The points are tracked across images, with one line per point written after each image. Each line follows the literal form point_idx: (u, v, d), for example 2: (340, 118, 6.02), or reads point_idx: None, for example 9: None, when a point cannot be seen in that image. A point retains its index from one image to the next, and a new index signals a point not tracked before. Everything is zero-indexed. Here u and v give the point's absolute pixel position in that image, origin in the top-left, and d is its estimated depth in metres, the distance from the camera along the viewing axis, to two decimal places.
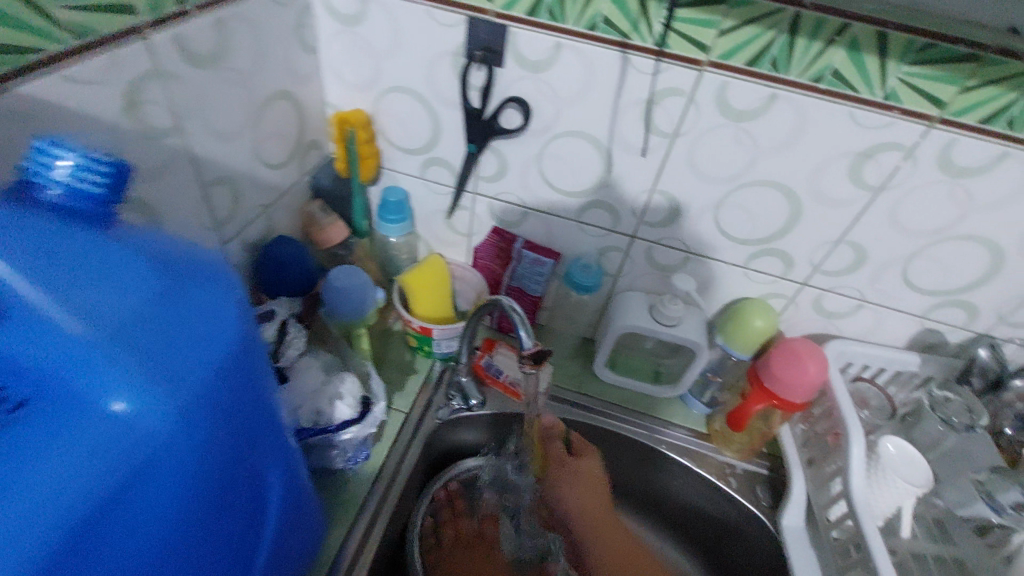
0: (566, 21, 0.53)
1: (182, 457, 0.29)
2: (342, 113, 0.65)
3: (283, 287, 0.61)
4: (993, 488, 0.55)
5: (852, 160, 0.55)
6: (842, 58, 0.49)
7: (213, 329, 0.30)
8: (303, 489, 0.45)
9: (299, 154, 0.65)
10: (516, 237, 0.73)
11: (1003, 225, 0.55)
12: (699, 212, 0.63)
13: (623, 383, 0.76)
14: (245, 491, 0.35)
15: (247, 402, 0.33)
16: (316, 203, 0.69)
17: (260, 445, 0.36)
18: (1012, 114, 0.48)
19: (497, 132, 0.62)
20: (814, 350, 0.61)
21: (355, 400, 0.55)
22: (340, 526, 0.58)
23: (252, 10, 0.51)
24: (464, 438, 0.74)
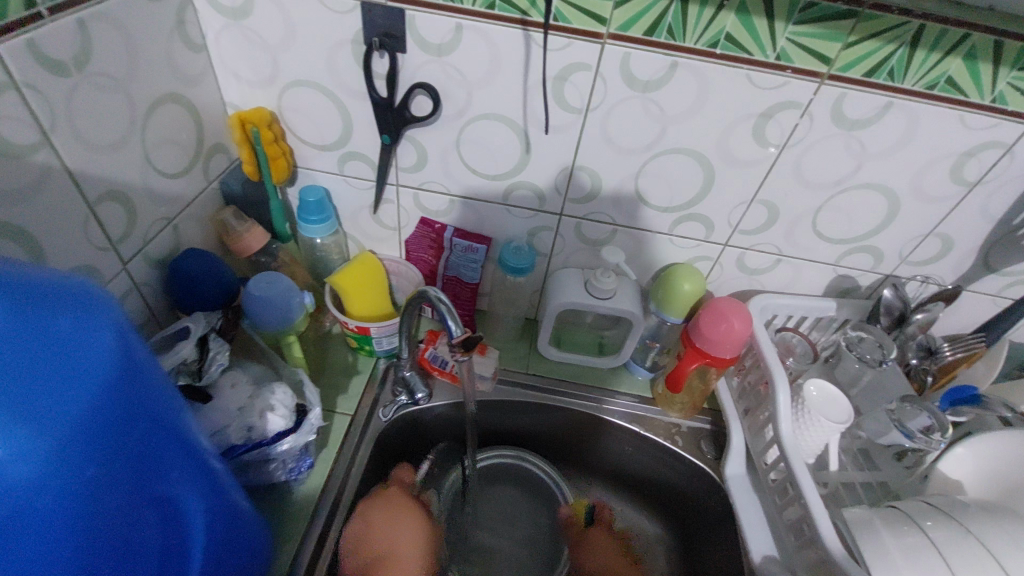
0: (462, 1, 0.52)
1: (65, 498, 0.27)
2: (242, 113, 0.61)
3: (199, 302, 0.59)
4: (904, 416, 0.60)
5: (755, 121, 0.57)
6: (733, 23, 0.50)
7: (84, 357, 0.27)
8: (240, 511, 0.44)
9: (202, 160, 0.61)
10: (446, 226, 0.72)
11: (896, 171, 0.59)
12: (620, 184, 0.64)
13: (573, 359, 0.76)
14: (157, 525, 0.33)
15: (141, 428, 0.31)
16: (228, 209, 0.65)
17: (167, 474, 0.33)
18: (890, 66, 0.51)
19: (409, 121, 0.61)
20: (738, 307, 0.64)
21: (288, 410, 0.53)
22: (291, 540, 0.56)
23: (118, 9, 0.47)
24: (416, 433, 0.73)
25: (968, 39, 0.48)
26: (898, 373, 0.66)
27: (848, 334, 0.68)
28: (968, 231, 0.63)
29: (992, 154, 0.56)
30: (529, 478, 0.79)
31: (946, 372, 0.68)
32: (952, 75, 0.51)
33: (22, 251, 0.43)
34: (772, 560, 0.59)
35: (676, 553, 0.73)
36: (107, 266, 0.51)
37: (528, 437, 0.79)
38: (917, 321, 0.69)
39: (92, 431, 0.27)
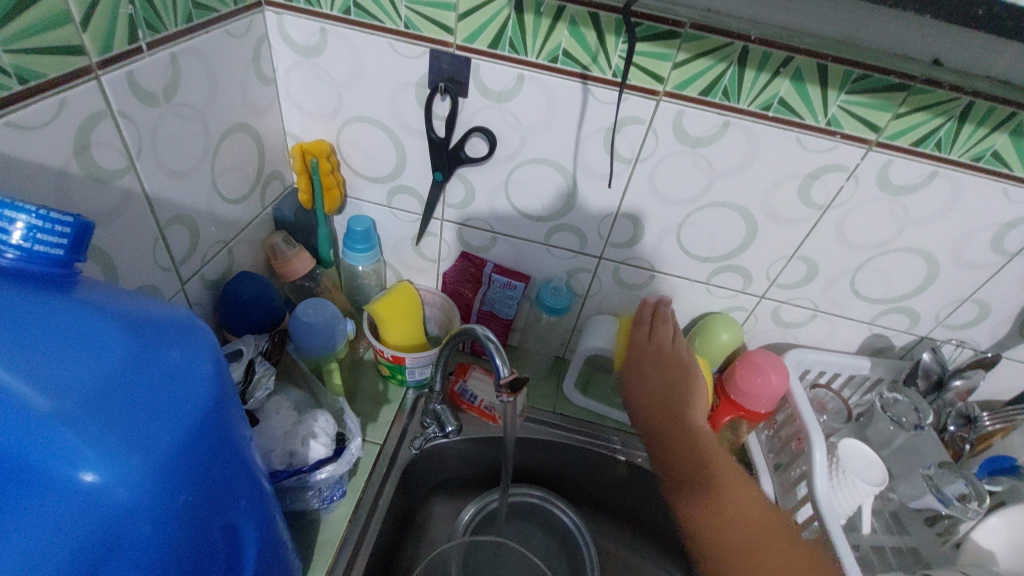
0: (526, 53, 0.54)
1: (156, 527, 0.27)
2: (303, 144, 0.65)
3: (248, 325, 0.60)
4: (941, 482, 0.60)
5: (801, 180, 0.58)
6: (787, 88, 0.52)
7: (186, 390, 0.29)
8: (282, 542, 0.44)
9: (259, 187, 0.64)
10: (485, 262, 0.73)
11: (937, 237, 0.60)
12: (662, 232, 0.65)
13: (593, 406, 0.76)
14: (221, 553, 0.34)
15: (221, 459, 0.32)
16: (279, 234, 0.67)
17: (235, 505, 0.34)
18: (938, 137, 0.52)
19: (463, 160, 0.63)
20: (774, 360, 0.64)
21: (328, 439, 0.54)
22: (317, 571, 0.56)
23: (205, 45, 0.49)
24: (445, 462, 0.73)
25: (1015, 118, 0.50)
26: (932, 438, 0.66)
27: (883, 394, 0.68)
28: (1005, 298, 0.64)
29: None
30: (552, 523, 0.76)
31: (984, 439, 0.68)
32: (998, 149, 0.52)
33: (97, 269, 0.44)
34: None
35: None
36: (167, 286, 0.52)
37: (556, 478, 0.78)
38: (955, 387, 0.68)
39: (187, 464, 0.28)
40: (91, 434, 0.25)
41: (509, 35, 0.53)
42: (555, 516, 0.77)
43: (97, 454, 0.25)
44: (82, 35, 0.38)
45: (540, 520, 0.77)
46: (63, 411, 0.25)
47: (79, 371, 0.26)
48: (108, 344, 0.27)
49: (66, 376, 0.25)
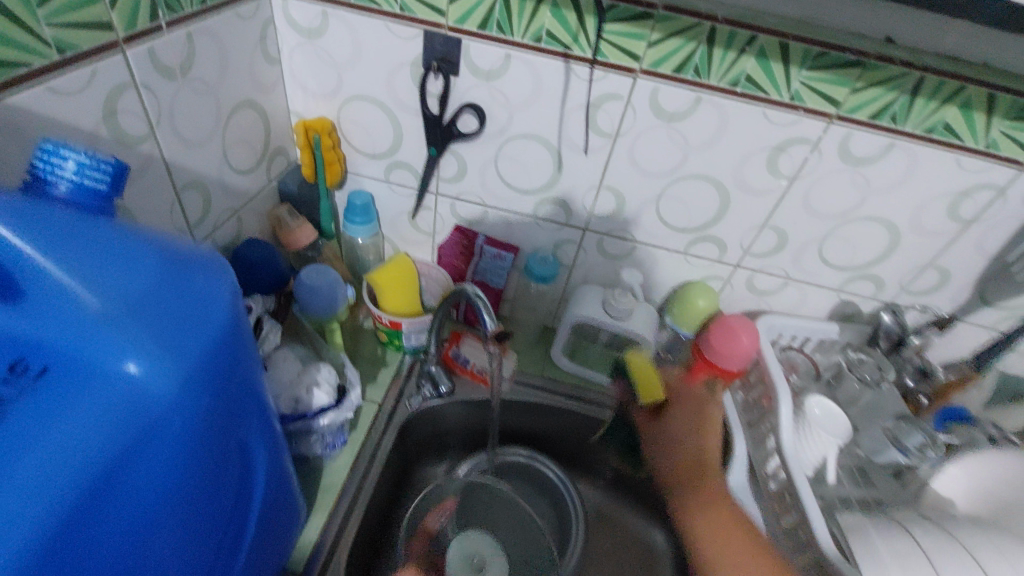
0: (513, 34, 0.58)
1: (185, 424, 0.32)
2: (307, 121, 0.69)
3: (255, 287, 0.65)
4: (900, 434, 0.65)
5: (769, 153, 0.62)
6: (753, 65, 0.56)
7: (209, 309, 0.33)
8: (288, 478, 0.49)
9: (266, 161, 0.68)
10: (478, 234, 0.78)
11: (896, 205, 0.64)
12: (642, 204, 0.70)
13: (583, 372, 0.81)
14: (233, 465, 0.38)
15: (240, 377, 0.36)
16: (283, 207, 0.72)
17: (247, 425, 0.39)
18: (893, 110, 0.57)
19: (455, 135, 0.67)
20: (747, 324, 0.69)
21: (330, 387, 0.60)
22: (320, 512, 0.61)
23: (218, 26, 0.54)
24: (437, 423, 0.78)
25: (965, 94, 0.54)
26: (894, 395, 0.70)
27: (849, 355, 0.73)
28: (963, 265, 0.68)
29: (985, 194, 0.61)
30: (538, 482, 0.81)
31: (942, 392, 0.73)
32: (949, 122, 0.56)
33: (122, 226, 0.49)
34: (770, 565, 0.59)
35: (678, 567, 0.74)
36: None
37: (542, 440, 0.83)
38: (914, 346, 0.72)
39: (210, 374, 0.33)
40: (134, 335, 0.30)
41: (496, 17, 0.58)
42: (541, 476, 0.81)
43: (138, 351, 0.30)
44: (111, 12, 0.43)
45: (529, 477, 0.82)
46: (111, 313, 0.30)
47: (125, 283, 0.31)
48: (149, 265, 0.32)
49: (115, 286, 0.30)
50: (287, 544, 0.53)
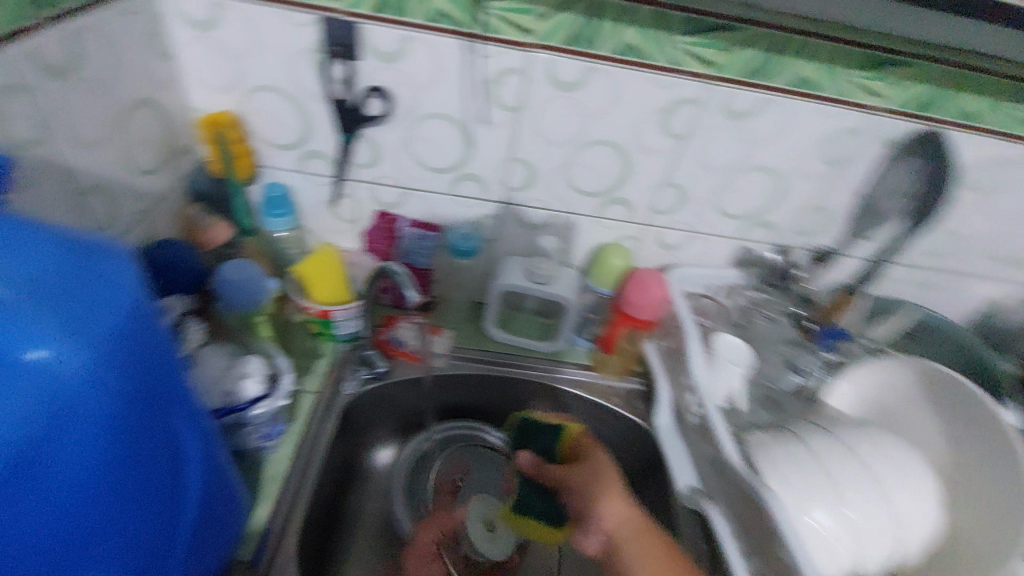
0: (412, 16, 0.66)
1: (99, 405, 0.33)
2: (209, 114, 0.73)
3: (176, 288, 0.67)
4: (796, 357, 0.85)
5: (659, 114, 0.73)
6: (632, 34, 0.66)
7: (116, 292, 0.34)
8: (226, 474, 0.50)
9: (170, 158, 0.71)
10: (399, 216, 0.83)
11: (748, 146, 0.77)
12: (551, 170, 0.79)
13: (515, 340, 0.89)
14: (164, 450, 0.40)
15: (157, 362, 0.38)
16: (195, 206, 0.76)
17: (172, 412, 0.40)
18: (741, 68, 0.69)
19: (357, 117, 0.74)
20: (656, 275, 0.81)
21: (261, 378, 0.62)
22: (265, 501, 0.63)
23: (104, 23, 0.57)
24: (373, 405, 0.82)
25: (797, 44, 0.68)
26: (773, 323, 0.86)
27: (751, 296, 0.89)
28: (807, 191, 0.82)
29: (813, 125, 0.75)
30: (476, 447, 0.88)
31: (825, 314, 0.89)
32: (785, 72, 0.70)
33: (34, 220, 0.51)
34: (694, 488, 0.73)
35: None
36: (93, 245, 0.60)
37: (483, 408, 0.91)
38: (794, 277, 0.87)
39: (122, 358, 0.34)
40: (39, 319, 0.31)
41: (394, 2, 0.65)
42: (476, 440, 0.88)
43: (43, 335, 0.31)
44: None
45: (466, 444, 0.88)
46: (15, 300, 0.31)
47: (27, 273, 0.32)
48: (51, 257, 0.33)
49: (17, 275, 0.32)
50: (231, 542, 0.54)
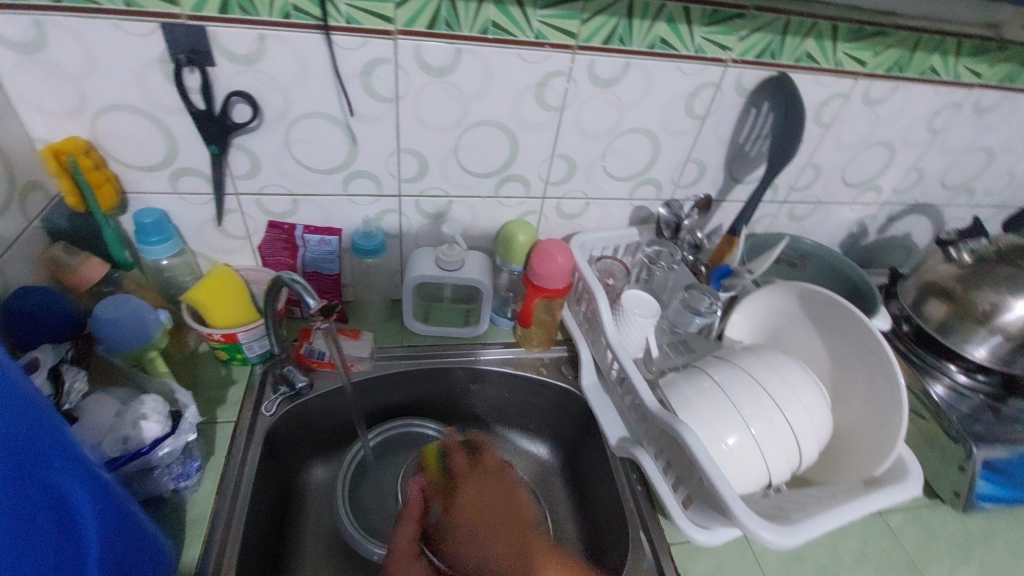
0: (461, 29, 0.62)
1: None
2: (52, 146, 0.62)
3: (41, 336, 0.59)
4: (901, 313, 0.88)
5: (685, 99, 0.74)
6: (665, 29, 0.66)
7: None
8: (132, 513, 0.50)
9: (16, 198, 0.61)
10: (295, 225, 0.77)
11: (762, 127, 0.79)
12: (590, 163, 0.79)
13: (438, 331, 0.86)
14: (46, 507, 0.38)
15: (19, 416, 0.36)
16: (57, 246, 0.66)
17: (48, 465, 0.39)
18: (771, 50, 0.71)
19: (232, 128, 0.65)
20: (561, 245, 0.77)
21: (162, 416, 0.57)
22: (193, 544, 0.60)
23: None
24: (411, 381, 0.85)
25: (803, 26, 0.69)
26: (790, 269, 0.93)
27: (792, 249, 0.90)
28: (831, 159, 0.86)
29: (838, 102, 0.79)
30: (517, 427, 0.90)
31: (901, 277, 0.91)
32: (809, 52, 0.72)
33: None
34: None
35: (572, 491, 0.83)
36: None
37: None
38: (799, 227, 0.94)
39: None
40: None
41: (443, 16, 0.61)
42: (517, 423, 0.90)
43: None
44: None
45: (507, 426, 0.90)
46: None
47: None
48: None
49: None
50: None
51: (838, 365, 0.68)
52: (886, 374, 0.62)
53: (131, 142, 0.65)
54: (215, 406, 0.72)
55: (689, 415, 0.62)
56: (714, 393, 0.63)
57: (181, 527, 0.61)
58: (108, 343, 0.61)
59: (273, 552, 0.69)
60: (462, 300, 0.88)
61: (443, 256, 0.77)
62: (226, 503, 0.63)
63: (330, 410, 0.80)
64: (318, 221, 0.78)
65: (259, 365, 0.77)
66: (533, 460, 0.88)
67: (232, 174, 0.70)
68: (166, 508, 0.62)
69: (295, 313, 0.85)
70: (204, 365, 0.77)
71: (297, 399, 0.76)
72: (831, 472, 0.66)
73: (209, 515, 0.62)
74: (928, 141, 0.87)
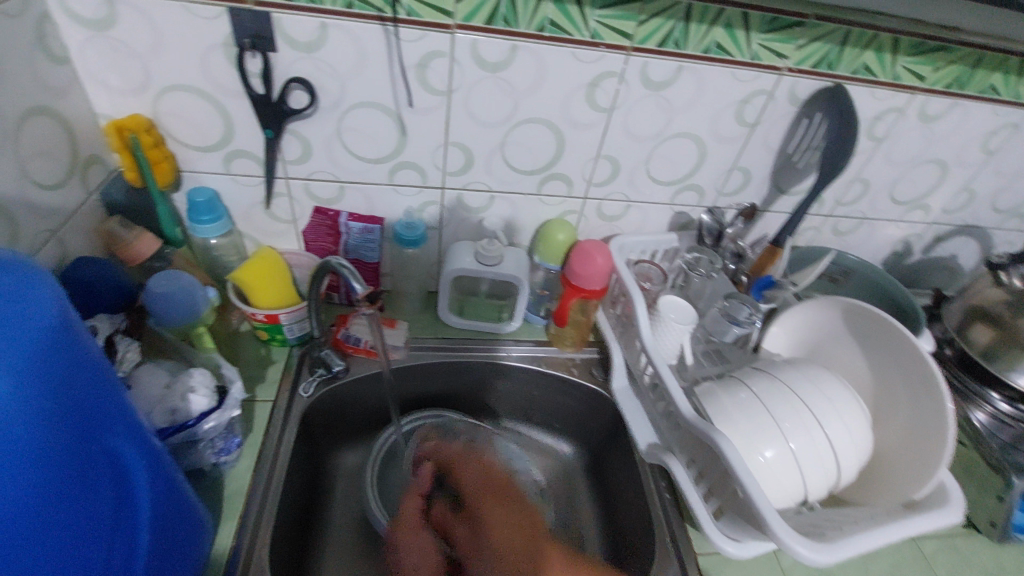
0: (518, 25, 0.62)
1: (36, 431, 0.33)
2: (116, 121, 0.64)
3: (98, 306, 0.61)
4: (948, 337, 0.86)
5: (736, 106, 0.73)
6: (721, 34, 0.65)
7: (34, 311, 0.34)
8: (178, 484, 0.52)
9: (79, 172, 0.63)
10: (339, 212, 0.78)
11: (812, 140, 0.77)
12: (634, 166, 0.79)
13: (472, 325, 0.86)
14: (104, 471, 0.39)
15: (82, 382, 0.37)
16: (113, 219, 0.68)
17: (108, 431, 0.40)
18: (829, 59, 0.69)
19: (287, 114, 0.66)
20: (600, 246, 0.77)
21: (209, 390, 0.58)
22: (230, 518, 0.61)
23: None
24: (441, 374, 0.85)
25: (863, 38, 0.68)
26: (830, 284, 0.91)
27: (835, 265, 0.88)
28: (880, 175, 0.85)
29: (892, 116, 0.77)
30: (542, 427, 0.90)
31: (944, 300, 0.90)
32: (868, 64, 0.70)
33: None
34: None
35: (596, 495, 0.83)
36: None
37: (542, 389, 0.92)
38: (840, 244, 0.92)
39: (47, 372, 0.34)
40: None
41: (502, 12, 0.61)
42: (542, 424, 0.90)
43: None
44: None
45: (532, 425, 0.90)
46: None
47: None
48: None
49: None
50: (200, 542, 0.55)
51: (882, 384, 0.67)
52: (934, 397, 0.60)
53: (190, 122, 0.67)
54: (254, 385, 0.74)
55: (726, 425, 0.61)
56: (753, 404, 0.62)
57: (220, 499, 0.63)
58: (160, 316, 0.63)
59: (303, 530, 0.71)
60: (497, 296, 0.89)
61: (483, 251, 0.77)
62: (263, 478, 0.65)
63: (363, 396, 0.81)
64: (362, 209, 0.80)
65: (297, 347, 0.79)
66: (558, 459, 0.89)
67: (283, 158, 0.72)
68: (206, 480, 0.64)
69: (334, 299, 0.86)
70: (245, 344, 0.79)
71: (333, 382, 0.77)
72: (868, 493, 0.64)
73: (246, 490, 0.64)
74: (983, 161, 0.85)
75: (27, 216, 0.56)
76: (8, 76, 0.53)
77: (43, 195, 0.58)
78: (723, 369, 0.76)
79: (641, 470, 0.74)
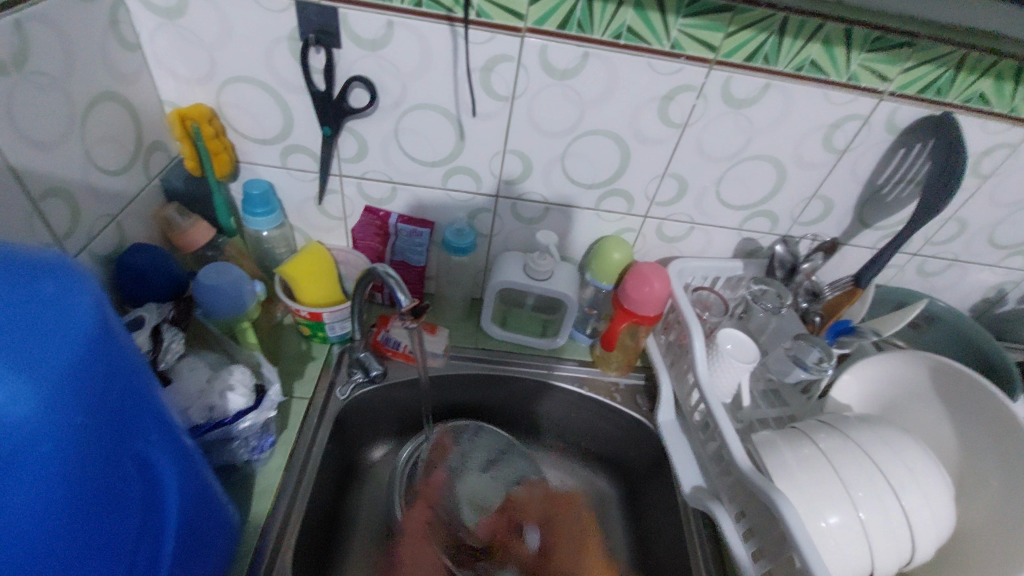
0: (592, 32, 0.58)
1: (60, 448, 0.31)
2: (180, 110, 0.64)
3: (148, 294, 0.62)
4: None
5: (825, 130, 0.66)
6: (818, 51, 0.59)
7: (70, 318, 0.31)
8: (209, 484, 0.51)
9: (141, 158, 0.64)
10: (390, 213, 0.77)
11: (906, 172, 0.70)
12: (703, 187, 0.73)
13: (515, 337, 0.83)
14: (133, 480, 0.37)
15: (118, 390, 0.35)
16: (171, 206, 0.68)
17: (141, 437, 0.38)
18: (939, 85, 0.62)
19: (347, 112, 0.65)
20: (658, 269, 0.73)
21: (247, 389, 0.58)
22: (257, 517, 0.61)
23: (53, 11, 0.49)
24: (478, 386, 0.82)
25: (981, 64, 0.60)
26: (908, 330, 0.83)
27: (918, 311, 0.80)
28: (981, 215, 0.76)
29: (1003, 152, 0.68)
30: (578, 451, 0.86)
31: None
32: (983, 92, 0.62)
33: None
34: None
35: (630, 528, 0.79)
36: None
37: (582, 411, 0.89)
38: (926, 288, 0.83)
39: (80, 383, 0.32)
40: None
41: (577, 16, 0.57)
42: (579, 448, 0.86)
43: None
44: None
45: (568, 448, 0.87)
46: None
47: None
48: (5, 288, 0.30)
49: None
50: (227, 539, 0.55)
51: (971, 458, 0.59)
52: None
53: (250, 114, 0.67)
54: (292, 380, 0.74)
55: (786, 482, 0.55)
56: (819, 462, 0.56)
57: (248, 496, 0.62)
58: (208, 307, 0.63)
59: (327, 533, 0.70)
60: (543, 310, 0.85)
61: (533, 264, 0.73)
62: (292, 479, 0.64)
63: (398, 401, 0.80)
64: (413, 211, 0.77)
65: (337, 345, 0.78)
66: (593, 485, 0.84)
67: (339, 155, 0.71)
68: (237, 476, 0.63)
69: (376, 299, 0.85)
70: (287, 338, 0.78)
71: (370, 385, 0.76)
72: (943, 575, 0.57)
73: (275, 489, 0.63)
74: None
75: (89, 199, 0.56)
76: (79, 60, 0.53)
77: (106, 180, 0.59)
78: (781, 413, 0.71)
79: (682, 512, 0.69)
